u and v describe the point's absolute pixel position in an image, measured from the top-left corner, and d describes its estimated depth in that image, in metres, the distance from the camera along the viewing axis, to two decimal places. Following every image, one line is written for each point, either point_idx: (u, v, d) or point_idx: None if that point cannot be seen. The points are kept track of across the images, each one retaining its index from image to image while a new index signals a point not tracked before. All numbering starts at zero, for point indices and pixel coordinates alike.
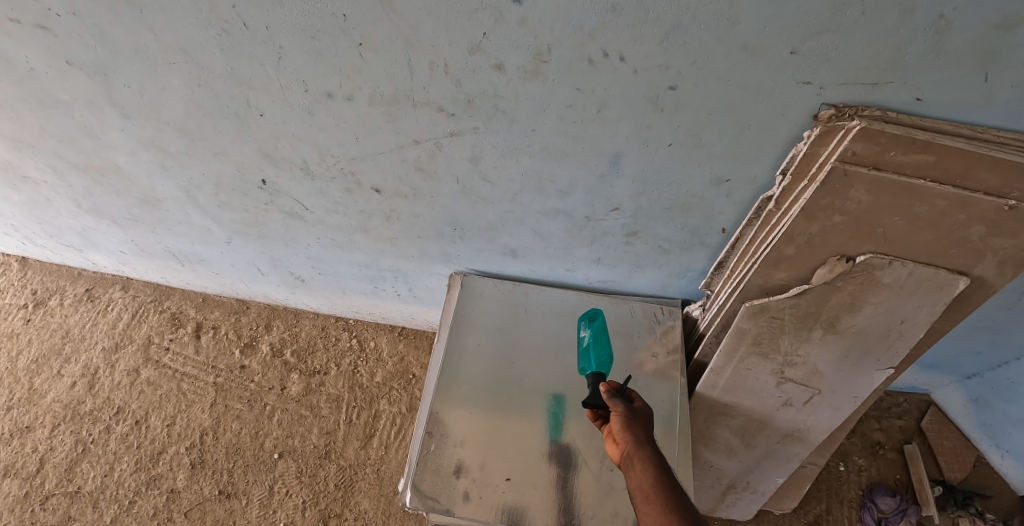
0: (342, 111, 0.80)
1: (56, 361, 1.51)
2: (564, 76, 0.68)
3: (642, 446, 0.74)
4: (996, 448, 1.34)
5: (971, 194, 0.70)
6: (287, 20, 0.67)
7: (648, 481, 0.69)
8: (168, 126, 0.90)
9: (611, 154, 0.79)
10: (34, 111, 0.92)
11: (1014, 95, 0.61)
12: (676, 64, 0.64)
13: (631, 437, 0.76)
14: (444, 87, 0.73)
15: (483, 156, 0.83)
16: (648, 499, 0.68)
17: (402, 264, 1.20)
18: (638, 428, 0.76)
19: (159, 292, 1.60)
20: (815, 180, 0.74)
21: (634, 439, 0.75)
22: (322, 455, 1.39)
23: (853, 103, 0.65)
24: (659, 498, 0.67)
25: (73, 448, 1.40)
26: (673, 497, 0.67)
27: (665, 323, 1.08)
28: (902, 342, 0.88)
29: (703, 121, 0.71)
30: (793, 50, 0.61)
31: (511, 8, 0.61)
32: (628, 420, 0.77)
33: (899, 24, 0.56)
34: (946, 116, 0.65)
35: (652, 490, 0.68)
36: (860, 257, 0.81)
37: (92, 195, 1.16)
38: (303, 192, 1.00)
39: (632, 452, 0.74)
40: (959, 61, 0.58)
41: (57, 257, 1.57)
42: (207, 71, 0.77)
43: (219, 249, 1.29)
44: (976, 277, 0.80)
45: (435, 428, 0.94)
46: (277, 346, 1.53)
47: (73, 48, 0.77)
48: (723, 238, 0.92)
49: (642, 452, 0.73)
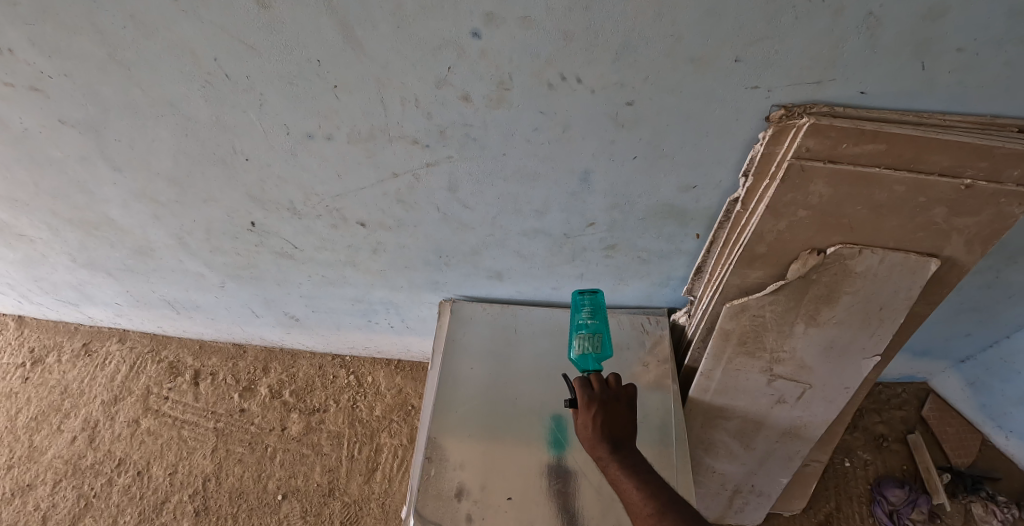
0: (323, 149, 0.84)
1: (56, 417, 1.51)
2: (527, 101, 0.72)
3: (605, 457, 0.75)
4: (1000, 430, 1.34)
5: (927, 177, 0.73)
6: (265, 69, 0.72)
7: (625, 492, 0.72)
8: (158, 177, 0.94)
9: (581, 172, 0.83)
10: (29, 170, 0.96)
11: (953, 80, 0.64)
12: (630, 81, 0.68)
13: (590, 451, 0.76)
14: (417, 120, 0.77)
15: (460, 184, 0.87)
16: (632, 509, 0.71)
17: (392, 296, 1.22)
18: (592, 438, 0.76)
19: (156, 342, 1.62)
20: (775, 178, 0.77)
21: (595, 452, 0.76)
22: (325, 493, 1.38)
23: (801, 102, 0.69)
24: (637, 507, 0.70)
25: (75, 503, 1.39)
26: (648, 500, 0.70)
27: (653, 333, 1.10)
28: (883, 328, 0.90)
29: (663, 132, 0.75)
30: (737, 58, 0.64)
31: (471, 41, 0.65)
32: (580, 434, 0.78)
33: (832, 26, 0.60)
34: (891, 106, 0.68)
35: (631, 501, 0.71)
36: (831, 248, 0.83)
37: (85, 249, 1.20)
38: (290, 231, 1.04)
39: (604, 463, 0.75)
40: (894, 55, 0.62)
41: (54, 313, 1.59)
42: (194, 122, 0.82)
43: (213, 294, 1.31)
44: (946, 258, 0.83)
45: (433, 453, 0.95)
46: (275, 387, 1.54)
47: (65, 107, 0.81)
48: (698, 243, 0.94)
49: (610, 460, 0.74)
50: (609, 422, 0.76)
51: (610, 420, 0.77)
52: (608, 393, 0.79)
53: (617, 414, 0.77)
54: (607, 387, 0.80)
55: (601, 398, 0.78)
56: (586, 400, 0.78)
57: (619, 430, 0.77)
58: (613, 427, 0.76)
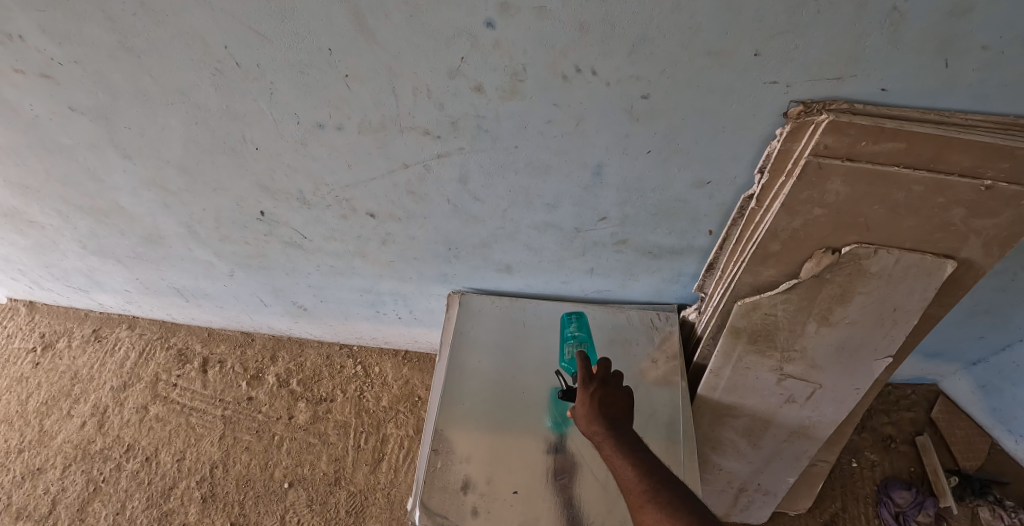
0: (333, 140, 0.83)
1: (66, 402, 1.53)
2: (540, 93, 0.71)
3: (597, 438, 0.77)
4: (1010, 434, 1.32)
5: (946, 177, 0.71)
6: (276, 57, 0.71)
7: (620, 467, 0.71)
8: (167, 164, 0.94)
9: (594, 165, 0.82)
10: (39, 156, 0.96)
11: (976, 78, 0.63)
12: (646, 74, 0.67)
13: (588, 433, 0.80)
14: (429, 111, 0.76)
15: (471, 176, 0.87)
16: (624, 486, 0.70)
17: (400, 287, 1.22)
18: (590, 414, 0.80)
19: (165, 329, 1.63)
20: (792, 175, 0.76)
21: (591, 431, 0.79)
22: (332, 482, 1.39)
23: (819, 99, 0.68)
24: (631, 483, 0.69)
25: (85, 488, 1.41)
26: (643, 475, 0.69)
27: (662, 329, 1.09)
28: (897, 329, 0.88)
29: (678, 127, 0.74)
30: (756, 52, 0.63)
31: (484, 32, 0.64)
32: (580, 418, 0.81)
33: (854, 21, 0.58)
34: (912, 103, 0.67)
35: (624, 478, 0.70)
36: (846, 248, 0.82)
37: (95, 236, 1.20)
38: (300, 221, 1.04)
39: (601, 440, 0.76)
40: (917, 51, 0.60)
41: (63, 299, 1.61)
42: (203, 109, 0.81)
43: (222, 282, 1.32)
44: (963, 260, 0.81)
45: (440, 445, 0.95)
46: (283, 376, 1.54)
47: (75, 94, 0.81)
48: (710, 239, 0.93)
49: (608, 437, 0.75)
50: (607, 399, 0.81)
51: (609, 401, 0.81)
52: (608, 378, 0.84)
53: (616, 397, 0.82)
54: (608, 374, 0.85)
55: (602, 380, 0.84)
56: (586, 380, 0.84)
57: (619, 413, 0.80)
58: (609, 406, 0.80)
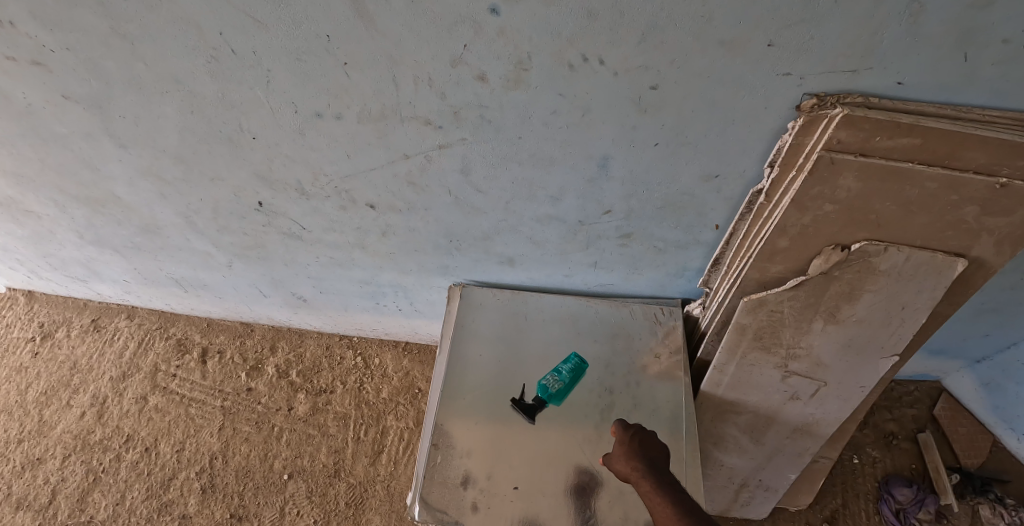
0: (332, 130, 0.81)
1: (66, 392, 1.52)
2: (545, 83, 0.69)
3: (636, 477, 0.75)
4: (1012, 432, 1.32)
5: (961, 175, 0.69)
6: (273, 44, 0.69)
7: (658, 503, 0.68)
8: (164, 154, 0.92)
9: (599, 158, 0.80)
10: (33, 145, 0.94)
11: (996, 73, 0.60)
12: (655, 64, 0.65)
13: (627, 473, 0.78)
14: (431, 101, 0.74)
15: (473, 168, 0.85)
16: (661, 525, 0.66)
17: (400, 279, 1.21)
18: (630, 455, 0.79)
19: (164, 319, 1.62)
20: (802, 170, 0.74)
21: (630, 472, 0.77)
22: (331, 474, 1.39)
23: (833, 92, 0.65)
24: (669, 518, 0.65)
25: (85, 478, 1.41)
26: (681, 511, 0.65)
27: (666, 323, 1.07)
28: (905, 328, 0.87)
29: (686, 119, 0.72)
30: (770, 42, 0.61)
31: (489, 19, 0.62)
32: (618, 461, 0.80)
33: (872, 11, 0.56)
34: (928, 98, 0.65)
35: (661, 514, 0.67)
36: (855, 245, 0.80)
37: (92, 226, 1.18)
38: (298, 212, 1.02)
39: (639, 477, 0.74)
40: (937, 44, 0.58)
41: (62, 288, 1.59)
42: (199, 98, 0.79)
43: (221, 273, 1.30)
44: (974, 258, 0.79)
45: (440, 440, 0.94)
46: (282, 367, 1.54)
47: (68, 82, 0.79)
48: (717, 234, 0.92)
49: (647, 475, 0.73)
50: (646, 441, 0.80)
51: (647, 443, 0.80)
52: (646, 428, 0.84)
53: (656, 439, 0.80)
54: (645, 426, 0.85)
55: (640, 427, 0.84)
56: (623, 427, 0.84)
57: (659, 456, 0.78)
58: (647, 448, 0.79)
